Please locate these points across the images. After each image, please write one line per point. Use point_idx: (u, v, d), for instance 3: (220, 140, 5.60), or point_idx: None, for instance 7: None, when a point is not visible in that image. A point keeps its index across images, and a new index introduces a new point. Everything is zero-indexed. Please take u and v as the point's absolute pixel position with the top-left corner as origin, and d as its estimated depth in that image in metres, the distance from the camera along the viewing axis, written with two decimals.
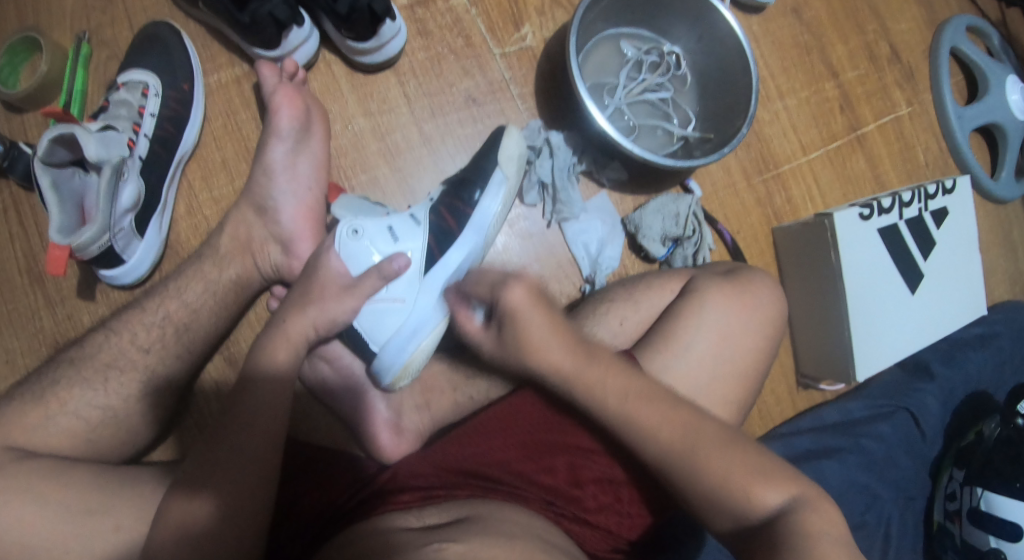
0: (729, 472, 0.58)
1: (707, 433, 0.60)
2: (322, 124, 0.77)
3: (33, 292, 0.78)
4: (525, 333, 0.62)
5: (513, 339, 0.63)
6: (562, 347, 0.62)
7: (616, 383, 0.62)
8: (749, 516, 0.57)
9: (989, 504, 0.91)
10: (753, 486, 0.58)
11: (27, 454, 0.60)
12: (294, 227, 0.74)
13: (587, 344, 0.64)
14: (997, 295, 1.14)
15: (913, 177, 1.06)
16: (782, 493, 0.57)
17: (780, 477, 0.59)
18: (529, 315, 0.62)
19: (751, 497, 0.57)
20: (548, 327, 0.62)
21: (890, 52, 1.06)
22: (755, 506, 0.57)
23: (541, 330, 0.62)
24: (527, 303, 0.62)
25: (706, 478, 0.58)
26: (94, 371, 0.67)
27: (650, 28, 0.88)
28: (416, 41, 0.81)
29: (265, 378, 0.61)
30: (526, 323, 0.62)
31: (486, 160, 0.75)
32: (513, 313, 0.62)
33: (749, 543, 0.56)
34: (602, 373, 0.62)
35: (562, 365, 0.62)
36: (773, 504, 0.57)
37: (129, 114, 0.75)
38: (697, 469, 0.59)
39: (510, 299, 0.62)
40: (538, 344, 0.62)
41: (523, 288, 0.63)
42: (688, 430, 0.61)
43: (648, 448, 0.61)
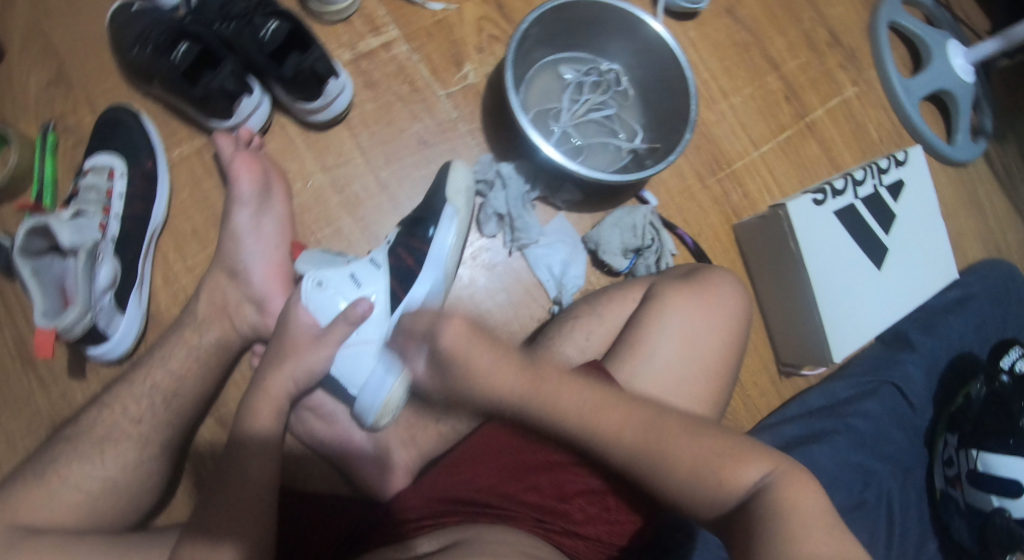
0: (702, 456, 0.59)
1: (670, 423, 0.62)
2: (282, 185, 0.81)
3: (27, 376, 0.81)
4: (474, 367, 0.62)
5: (458, 377, 0.63)
6: (514, 375, 0.62)
7: (578, 399, 0.62)
8: (725, 501, 0.58)
9: (986, 465, 0.92)
10: (727, 467, 0.58)
11: (33, 531, 0.63)
12: (266, 286, 0.77)
13: (532, 363, 0.64)
14: (972, 256, 1.16)
15: (868, 154, 1.08)
16: (759, 470, 0.58)
17: (754, 456, 0.59)
18: (472, 353, 0.62)
19: (726, 479, 0.58)
20: (493, 357, 0.62)
21: (829, 37, 1.09)
22: (729, 488, 0.58)
23: (487, 359, 0.62)
24: (464, 342, 0.62)
25: (678, 466, 0.59)
26: (90, 445, 0.70)
27: (586, 50, 0.91)
28: (364, 93, 0.85)
29: (254, 437, 0.64)
30: (469, 360, 0.62)
31: (435, 198, 0.79)
32: (453, 353, 0.62)
33: (732, 529, 0.57)
34: (555, 386, 0.63)
35: (510, 390, 0.62)
36: (751, 481, 0.57)
37: (98, 198, 0.79)
38: (665, 461, 0.60)
39: (449, 339, 0.62)
40: (483, 376, 0.62)
41: (456, 328, 0.63)
42: (649, 426, 0.62)
43: (612, 452, 0.62)
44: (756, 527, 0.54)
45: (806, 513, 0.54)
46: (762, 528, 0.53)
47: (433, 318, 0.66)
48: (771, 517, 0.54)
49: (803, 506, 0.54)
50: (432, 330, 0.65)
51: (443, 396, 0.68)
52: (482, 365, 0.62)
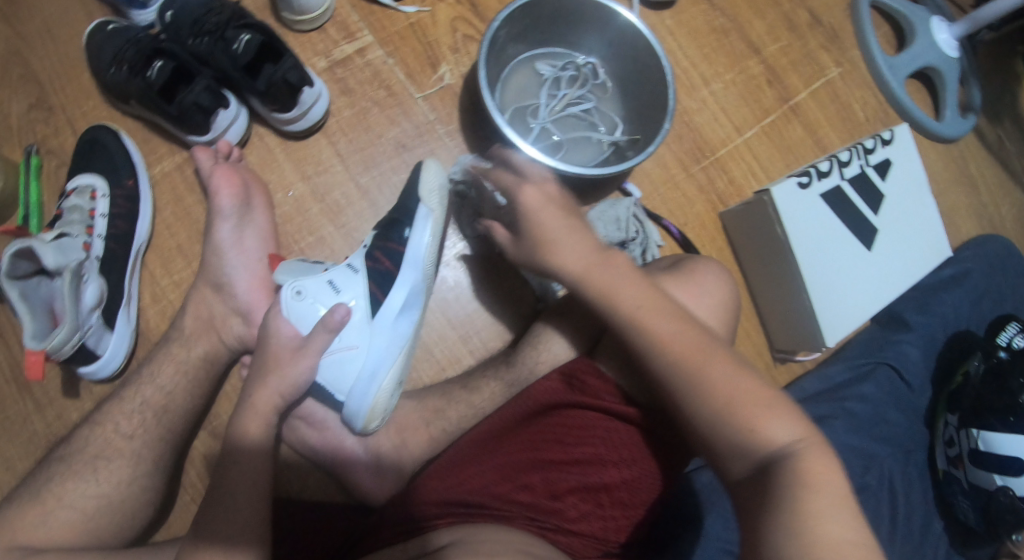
0: (736, 397, 0.57)
1: (709, 347, 0.60)
2: (263, 196, 0.81)
3: (21, 399, 0.82)
4: (541, 233, 0.66)
5: (529, 235, 0.66)
6: (585, 252, 0.65)
7: (634, 295, 0.63)
8: (753, 454, 0.55)
9: (987, 444, 0.90)
10: (758, 418, 0.56)
11: (31, 552, 0.63)
12: (250, 298, 0.78)
13: (606, 249, 0.66)
14: (965, 232, 1.14)
15: (854, 134, 1.07)
16: (790, 431, 0.55)
17: (788, 415, 0.57)
18: (544, 215, 0.66)
19: (756, 429, 0.56)
20: (566, 227, 0.66)
21: (809, 18, 1.08)
22: (759, 439, 0.55)
23: (558, 227, 0.65)
24: (539, 205, 0.66)
25: (710, 399, 0.57)
26: (83, 464, 0.70)
27: (562, 45, 0.91)
28: (340, 100, 0.85)
29: (245, 449, 0.65)
30: (540, 220, 0.66)
31: (409, 198, 0.76)
32: (526, 210, 0.66)
33: (750, 484, 0.54)
34: (616, 275, 0.64)
35: (573, 263, 0.65)
36: (781, 442, 0.55)
37: (82, 218, 0.79)
38: (702, 392, 0.58)
39: (522, 196, 0.66)
40: (554, 244, 0.66)
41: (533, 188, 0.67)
42: (698, 344, 0.60)
43: (657, 359, 0.60)
44: (775, 488, 0.52)
45: (829, 487, 0.51)
46: (783, 495, 0.51)
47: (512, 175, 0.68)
48: (791, 485, 0.52)
49: (826, 478, 0.52)
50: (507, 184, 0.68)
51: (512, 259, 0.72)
52: (551, 240, 0.65)
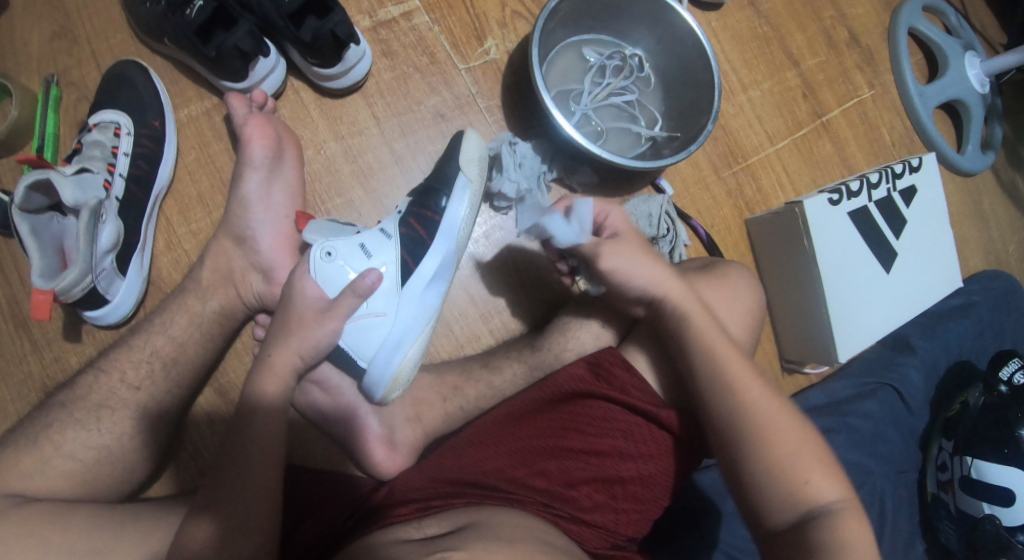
0: (793, 453, 0.64)
1: (762, 395, 0.67)
2: (294, 150, 0.78)
3: (19, 338, 0.78)
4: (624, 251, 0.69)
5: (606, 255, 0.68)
6: (672, 286, 0.69)
7: (721, 341, 0.68)
8: (801, 507, 0.63)
9: (979, 472, 0.91)
10: (809, 475, 0.63)
11: (26, 499, 0.61)
12: (273, 255, 0.76)
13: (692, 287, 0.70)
14: (973, 265, 1.16)
15: (880, 157, 1.08)
16: (835, 492, 0.63)
17: (830, 476, 0.64)
18: (629, 240, 0.70)
19: (808, 485, 0.63)
20: (647, 255, 0.70)
21: (848, 37, 1.08)
22: (809, 494, 0.63)
23: (639, 255, 0.69)
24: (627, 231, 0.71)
25: (768, 452, 0.64)
26: (85, 412, 0.68)
27: (610, 33, 0.90)
28: (382, 62, 0.83)
29: (263, 408, 0.63)
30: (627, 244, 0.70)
31: (448, 166, 0.75)
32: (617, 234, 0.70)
33: (789, 539, 0.62)
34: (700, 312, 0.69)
35: (663, 289, 0.69)
36: (824, 500, 0.63)
37: (103, 155, 0.75)
38: (763, 445, 0.64)
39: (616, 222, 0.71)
40: (636, 268, 0.68)
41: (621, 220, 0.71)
42: (761, 394, 0.66)
43: (728, 406, 0.66)
44: (818, 540, 0.60)
45: (860, 543, 0.61)
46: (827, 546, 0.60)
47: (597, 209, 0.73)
48: (833, 543, 0.60)
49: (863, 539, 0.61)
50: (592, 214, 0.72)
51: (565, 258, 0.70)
52: (628, 259, 0.68)
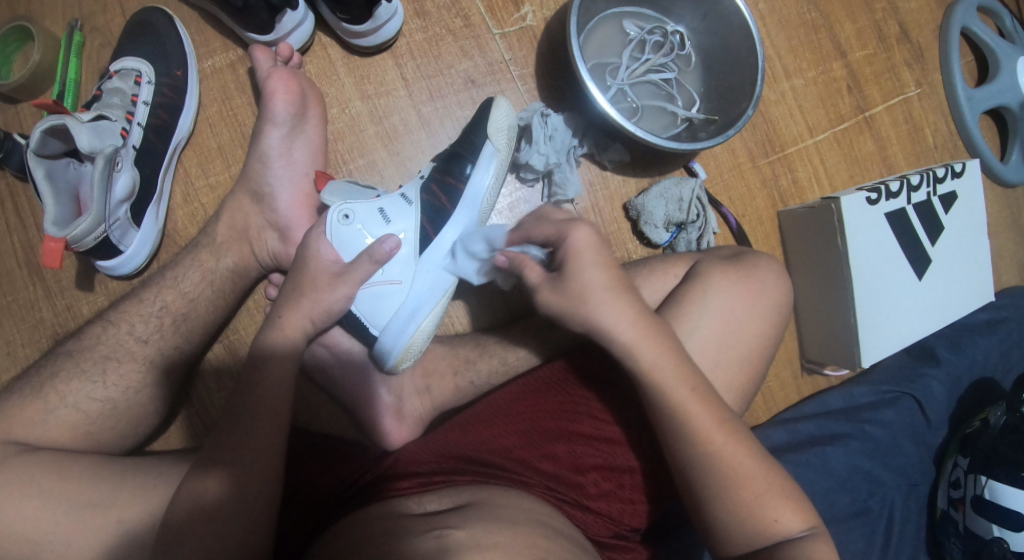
0: (750, 485, 0.60)
1: (699, 415, 0.62)
2: (318, 107, 0.76)
3: (32, 284, 0.77)
4: (584, 281, 0.61)
5: (569, 287, 0.61)
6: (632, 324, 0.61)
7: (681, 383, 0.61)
8: (748, 521, 0.60)
9: (994, 493, 0.88)
10: (760, 494, 0.60)
11: (28, 448, 0.60)
12: (291, 214, 0.74)
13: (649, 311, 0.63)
14: (1006, 279, 1.09)
15: (921, 158, 1.04)
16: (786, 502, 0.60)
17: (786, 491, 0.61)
18: (591, 261, 0.61)
19: (759, 502, 0.60)
20: (607, 280, 0.61)
21: (899, 31, 1.04)
22: (761, 510, 0.60)
23: (600, 280, 0.61)
24: (591, 248, 0.61)
25: (720, 476, 0.60)
26: (92, 363, 0.67)
27: (653, 8, 0.88)
28: (413, 22, 0.80)
29: (276, 355, 0.62)
30: (587, 267, 0.61)
31: (475, 134, 0.73)
32: (576, 253, 0.61)
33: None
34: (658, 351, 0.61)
35: (619, 331, 0.61)
36: (776, 510, 0.60)
37: (122, 103, 0.74)
38: (724, 472, 0.60)
39: (576, 238, 0.61)
40: (595, 301, 0.61)
41: (587, 234, 0.62)
42: (697, 420, 0.61)
43: (680, 444, 0.61)
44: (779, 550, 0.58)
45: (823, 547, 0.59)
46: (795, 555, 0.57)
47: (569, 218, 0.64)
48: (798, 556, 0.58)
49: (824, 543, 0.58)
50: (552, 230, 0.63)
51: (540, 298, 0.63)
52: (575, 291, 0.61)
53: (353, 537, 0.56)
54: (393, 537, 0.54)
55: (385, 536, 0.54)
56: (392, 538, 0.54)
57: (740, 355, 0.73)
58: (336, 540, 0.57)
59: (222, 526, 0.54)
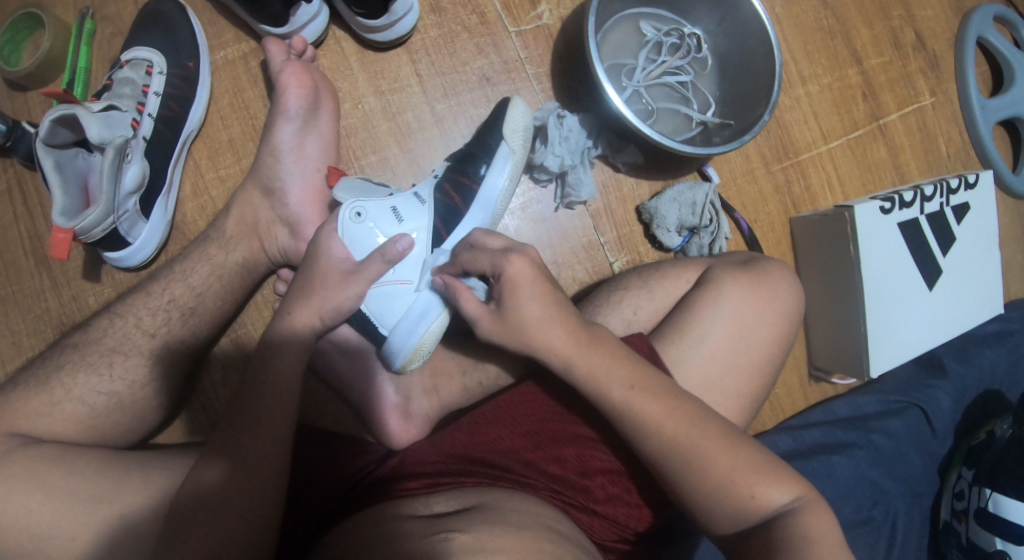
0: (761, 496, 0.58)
1: (710, 422, 0.60)
2: (331, 102, 0.75)
3: (38, 273, 0.77)
4: (523, 309, 0.62)
5: (509, 314, 0.62)
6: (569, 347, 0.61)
7: (661, 395, 0.60)
8: (748, 516, 0.58)
9: (997, 506, 0.87)
10: (758, 485, 0.58)
11: (32, 440, 0.59)
12: (302, 210, 0.73)
13: (588, 326, 0.63)
14: (1014, 291, 1.08)
15: (934, 167, 1.03)
16: (789, 492, 0.58)
17: (786, 479, 0.59)
18: (530, 288, 0.62)
19: (757, 495, 0.58)
20: (547, 304, 0.62)
21: (915, 38, 1.03)
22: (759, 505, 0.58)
23: (542, 301, 0.62)
24: (529, 277, 0.62)
25: (708, 475, 0.58)
26: (98, 356, 0.66)
27: (670, 10, 0.87)
28: (428, 18, 0.79)
29: (286, 352, 0.61)
30: (526, 295, 0.61)
31: (491, 134, 0.72)
32: (515, 283, 0.61)
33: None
34: (603, 359, 0.61)
35: (560, 348, 0.61)
36: (777, 503, 0.58)
37: (133, 93, 0.73)
38: (701, 476, 0.58)
39: (514, 268, 0.61)
40: (537, 325, 0.62)
41: (527, 261, 0.62)
42: (694, 419, 0.60)
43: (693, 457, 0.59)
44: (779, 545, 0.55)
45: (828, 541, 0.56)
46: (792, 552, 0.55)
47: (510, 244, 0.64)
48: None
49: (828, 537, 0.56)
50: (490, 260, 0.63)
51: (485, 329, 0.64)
52: (519, 318, 0.62)
53: (358, 537, 0.55)
54: (399, 539, 0.53)
55: (388, 538, 0.54)
56: (395, 540, 0.53)
57: (752, 363, 0.72)
58: (341, 541, 0.56)
59: (227, 524, 0.53)
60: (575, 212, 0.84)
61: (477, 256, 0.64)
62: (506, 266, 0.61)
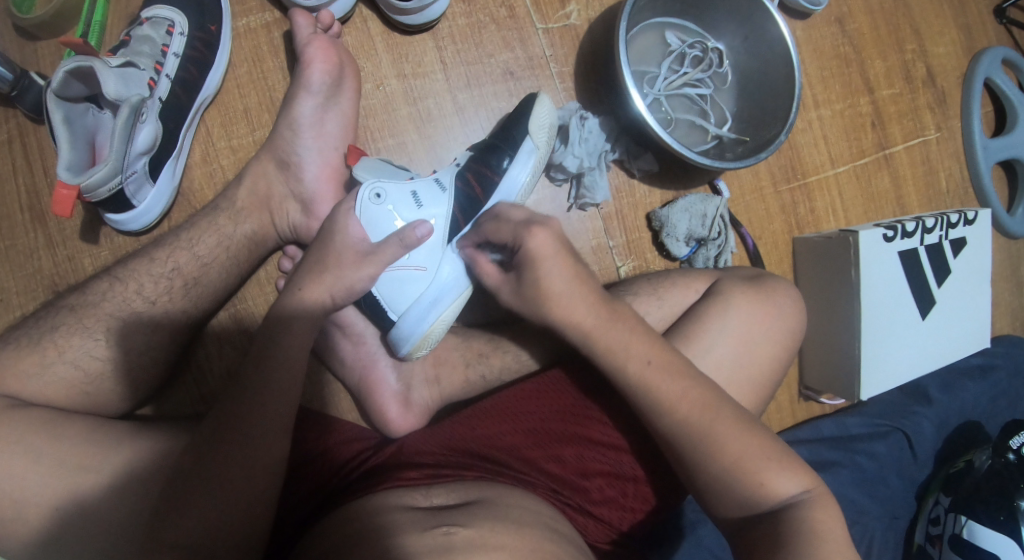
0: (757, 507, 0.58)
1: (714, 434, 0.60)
2: (354, 80, 0.74)
3: (34, 230, 0.74)
4: (546, 282, 0.60)
5: (531, 286, 0.61)
6: (598, 317, 0.62)
7: (670, 401, 0.60)
8: (757, 504, 0.58)
9: (972, 533, 0.89)
10: (768, 472, 0.58)
11: (21, 403, 0.57)
12: (317, 187, 0.72)
13: (610, 300, 0.63)
14: (998, 328, 1.11)
15: (933, 201, 1.05)
16: (798, 484, 0.59)
17: (794, 469, 0.59)
18: (553, 261, 0.60)
19: (765, 483, 0.58)
20: (570, 275, 0.61)
21: (926, 74, 1.05)
22: (766, 494, 0.58)
23: (564, 276, 0.60)
24: (551, 251, 0.60)
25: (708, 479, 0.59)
26: (95, 320, 0.64)
27: (696, 23, 0.87)
28: (458, 6, 0.79)
29: (293, 329, 0.60)
30: (548, 268, 0.60)
31: (517, 128, 0.72)
32: (537, 257, 0.59)
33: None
34: (624, 338, 0.62)
35: (585, 321, 0.62)
36: (782, 496, 0.58)
37: (152, 52, 0.71)
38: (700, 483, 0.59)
39: (535, 243, 0.59)
40: (561, 299, 0.61)
41: (548, 233, 0.60)
42: (699, 428, 0.60)
43: (696, 459, 0.60)
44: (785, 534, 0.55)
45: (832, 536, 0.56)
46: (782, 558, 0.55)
47: (530, 216, 0.62)
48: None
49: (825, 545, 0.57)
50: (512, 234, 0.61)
51: (512, 301, 0.64)
52: (544, 292, 0.61)
53: (350, 528, 0.54)
54: (397, 533, 0.52)
55: (388, 530, 0.53)
56: (394, 532, 0.52)
57: (754, 378, 0.72)
58: (336, 527, 0.55)
59: (223, 501, 0.51)
60: (588, 214, 0.84)
61: (498, 229, 0.63)
62: (527, 239, 0.59)
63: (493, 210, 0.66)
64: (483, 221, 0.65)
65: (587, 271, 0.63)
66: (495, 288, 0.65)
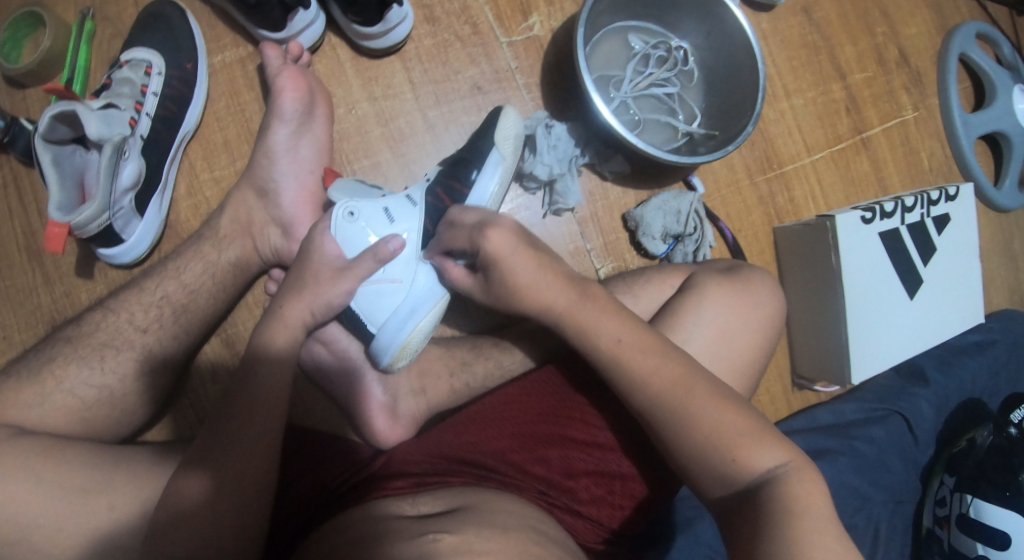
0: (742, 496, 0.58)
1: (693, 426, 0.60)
2: (325, 106, 0.77)
3: (31, 269, 0.78)
4: (512, 278, 0.63)
5: (501, 283, 0.64)
6: (566, 294, 0.64)
7: (645, 397, 0.62)
8: (742, 485, 0.58)
9: (978, 512, 0.88)
10: (747, 455, 0.58)
11: (22, 431, 0.60)
12: (295, 211, 0.75)
13: (583, 281, 0.65)
14: (995, 303, 1.10)
15: (916, 181, 1.05)
16: (779, 459, 0.57)
17: (774, 442, 0.59)
18: (513, 258, 0.62)
19: (748, 464, 0.58)
20: (534, 266, 0.63)
21: (898, 55, 1.06)
22: (750, 475, 0.57)
23: (528, 268, 0.63)
24: (508, 248, 0.62)
25: (686, 469, 0.61)
26: (90, 349, 0.67)
27: (658, 24, 0.89)
28: (423, 27, 0.81)
29: (274, 352, 0.62)
30: (511, 264, 0.63)
31: (482, 140, 0.74)
32: (497, 256, 0.62)
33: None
34: (597, 335, 0.63)
35: (558, 300, 0.64)
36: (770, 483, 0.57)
37: (132, 93, 0.74)
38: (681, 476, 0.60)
39: (491, 243, 0.62)
40: (530, 288, 0.64)
41: (501, 232, 0.63)
42: (677, 419, 0.60)
43: (679, 452, 0.60)
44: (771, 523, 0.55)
45: (821, 518, 0.54)
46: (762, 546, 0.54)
47: (483, 217, 0.64)
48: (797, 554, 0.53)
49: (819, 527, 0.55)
50: (471, 239, 0.64)
51: (489, 300, 0.67)
52: (514, 285, 0.64)
53: (343, 538, 0.55)
54: (387, 540, 0.54)
55: (380, 538, 0.54)
56: (383, 542, 0.54)
57: (734, 371, 0.73)
58: (325, 542, 0.56)
59: (215, 519, 0.53)
60: (563, 218, 0.86)
61: (456, 237, 0.66)
62: (483, 241, 0.62)
63: (446, 217, 0.69)
64: (440, 231, 0.69)
65: (552, 257, 0.66)
66: (465, 289, 0.68)
